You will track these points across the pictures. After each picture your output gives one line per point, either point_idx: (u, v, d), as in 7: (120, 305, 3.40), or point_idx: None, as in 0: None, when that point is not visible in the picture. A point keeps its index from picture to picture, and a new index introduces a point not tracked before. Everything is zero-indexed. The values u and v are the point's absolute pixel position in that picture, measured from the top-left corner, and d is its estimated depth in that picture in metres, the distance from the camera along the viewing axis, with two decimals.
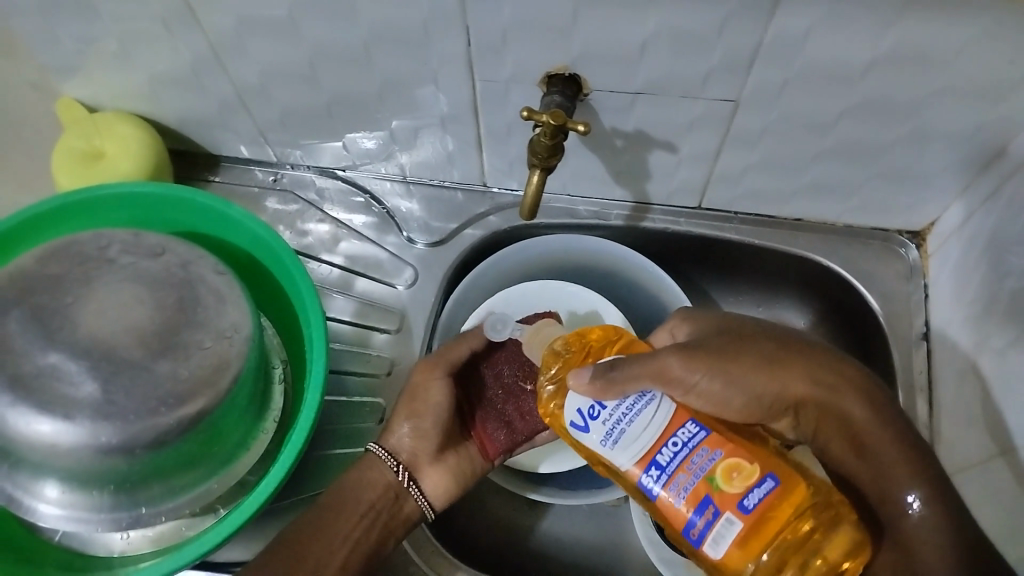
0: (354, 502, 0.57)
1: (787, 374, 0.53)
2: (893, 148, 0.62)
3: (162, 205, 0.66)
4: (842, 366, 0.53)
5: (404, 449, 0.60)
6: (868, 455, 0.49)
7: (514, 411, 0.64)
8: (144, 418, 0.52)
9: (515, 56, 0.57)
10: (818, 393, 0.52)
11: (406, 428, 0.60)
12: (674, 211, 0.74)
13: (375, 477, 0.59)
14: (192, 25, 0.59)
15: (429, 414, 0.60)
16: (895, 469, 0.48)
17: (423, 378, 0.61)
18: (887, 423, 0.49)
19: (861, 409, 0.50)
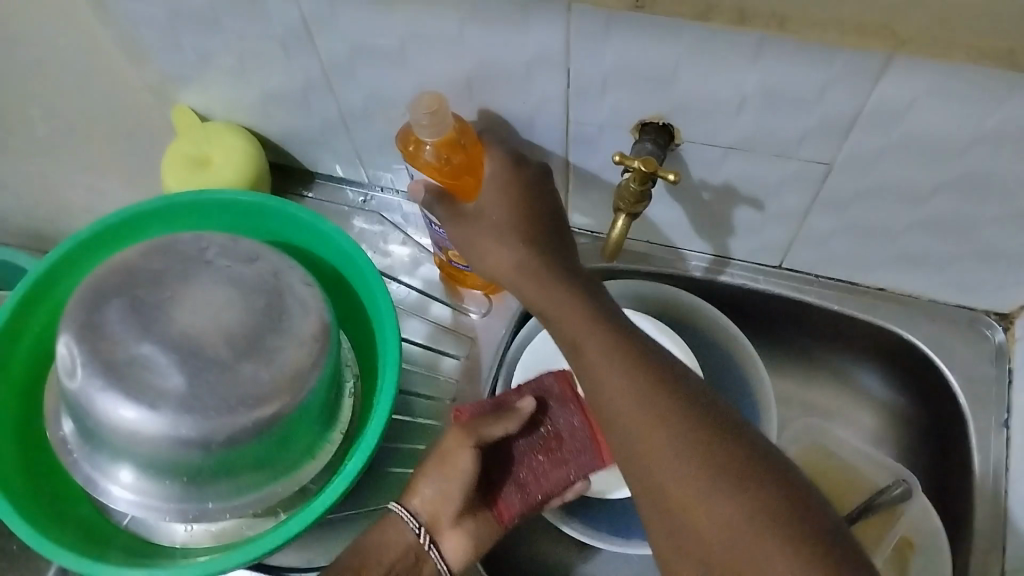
0: (374, 564, 0.57)
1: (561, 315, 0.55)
2: (987, 226, 0.60)
3: (258, 216, 0.69)
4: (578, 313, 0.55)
5: (426, 511, 0.59)
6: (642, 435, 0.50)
7: (527, 473, 0.62)
8: (223, 415, 0.54)
9: (612, 102, 0.58)
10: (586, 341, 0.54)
11: (430, 490, 0.59)
12: (753, 268, 0.74)
13: (393, 536, 0.59)
14: (308, 49, 0.62)
15: (455, 482, 0.58)
16: (638, 420, 0.50)
17: (455, 441, 0.59)
18: (640, 390, 0.51)
19: (608, 369, 0.52)
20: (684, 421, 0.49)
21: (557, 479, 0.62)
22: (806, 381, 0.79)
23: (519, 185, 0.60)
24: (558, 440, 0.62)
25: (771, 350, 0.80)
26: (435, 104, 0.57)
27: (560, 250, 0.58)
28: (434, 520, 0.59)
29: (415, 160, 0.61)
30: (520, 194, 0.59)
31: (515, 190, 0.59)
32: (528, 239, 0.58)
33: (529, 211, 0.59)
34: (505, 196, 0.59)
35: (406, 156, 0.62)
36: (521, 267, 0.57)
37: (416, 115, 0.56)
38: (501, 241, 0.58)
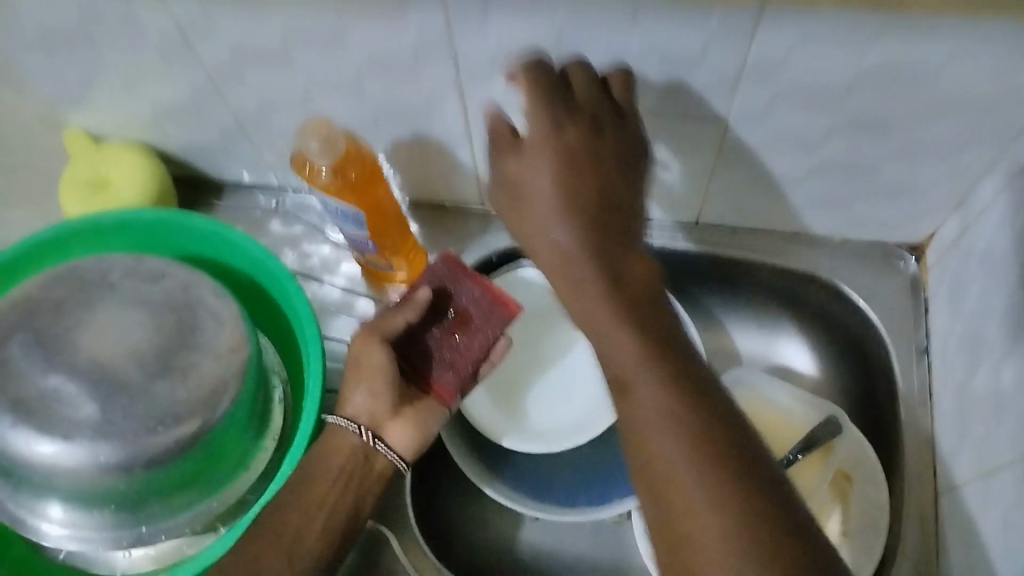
0: (323, 474, 0.56)
1: (609, 327, 0.47)
2: (882, 163, 0.62)
3: (165, 232, 0.67)
4: (624, 332, 0.47)
5: (360, 412, 0.58)
6: (665, 473, 0.43)
7: (452, 354, 0.61)
8: (142, 438, 0.53)
9: (503, 79, 0.58)
10: (632, 363, 0.46)
11: (358, 392, 0.58)
12: (671, 227, 0.75)
13: (338, 444, 0.57)
14: (188, 55, 0.61)
15: (376, 376, 0.58)
16: (668, 461, 0.43)
17: (360, 346, 0.59)
18: (672, 424, 0.44)
19: (653, 395, 0.45)
20: (717, 468, 0.42)
21: (484, 343, 0.61)
22: (735, 333, 0.80)
23: (574, 154, 0.50)
24: (467, 313, 0.61)
25: (698, 307, 0.81)
26: (324, 129, 0.58)
27: (622, 243, 0.49)
28: (372, 421, 0.58)
29: (312, 183, 0.60)
30: (578, 167, 0.49)
31: (601, 154, 0.50)
32: (588, 226, 0.49)
33: (599, 196, 0.49)
34: (570, 180, 0.49)
35: (303, 179, 0.61)
36: (567, 268, 0.49)
37: (307, 141, 0.57)
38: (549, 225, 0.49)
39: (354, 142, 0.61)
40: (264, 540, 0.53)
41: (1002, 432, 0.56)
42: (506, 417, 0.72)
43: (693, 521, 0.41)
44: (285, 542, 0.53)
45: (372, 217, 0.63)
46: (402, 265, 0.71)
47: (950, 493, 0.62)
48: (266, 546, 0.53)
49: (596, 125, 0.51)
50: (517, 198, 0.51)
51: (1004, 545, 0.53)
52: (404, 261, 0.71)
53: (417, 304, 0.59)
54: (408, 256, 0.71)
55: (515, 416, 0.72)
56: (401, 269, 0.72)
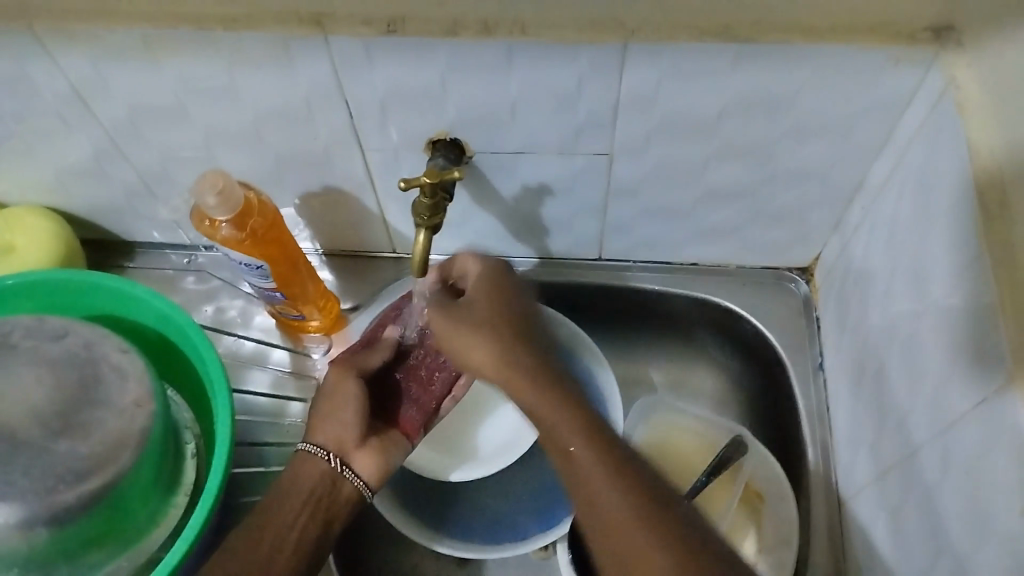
0: (293, 493, 0.56)
1: (553, 419, 0.53)
2: (761, 188, 0.65)
3: (70, 292, 0.67)
4: (566, 421, 0.53)
5: (331, 438, 0.59)
6: (592, 497, 0.50)
7: (416, 390, 0.66)
8: (43, 497, 0.52)
9: (397, 125, 0.61)
10: (572, 451, 0.52)
11: (326, 422, 0.59)
12: (577, 264, 0.77)
13: (306, 469, 0.57)
14: (88, 115, 0.62)
15: (347, 403, 0.60)
16: (622, 532, 0.48)
17: (335, 376, 0.61)
18: (621, 493, 0.49)
19: (598, 474, 0.50)
20: (630, 486, 0.49)
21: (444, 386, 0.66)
22: (649, 363, 0.83)
23: (494, 284, 0.60)
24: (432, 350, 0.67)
25: (611, 339, 0.83)
26: (221, 182, 0.58)
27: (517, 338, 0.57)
28: (338, 446, 0.59)
29: (213, 237, 0.61)
30: (490, 296, 0.59)
31: (495, 289, 0.60)
32: (508, 333, 0.56)
33: (506, 309, 0.58)
34: (483, 305, 0.58)
35: (204, 233, 0.62)
36: (506, 366, 0.55)
37: (203, 196, 0.57)
38: (468, 336, 0.56)
39: (258, 197, 0.62)
40: (238, 556, 0.52)
41: (884, 435, 0.59)
42: (453, 450, 0.72)
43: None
44: (262, 554, 0.53)
45: (277, 267, 0.65)
46: (315, 314, 0.73)
47: (850, 500, 0.64)
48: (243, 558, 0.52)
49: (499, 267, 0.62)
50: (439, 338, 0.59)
51: (893, 544, 0.56)
52: (318, 309, 0.73)
53: (382, 349, 0.65)
54: (322, 304, 0.73)
55: (462, 449, 0.72)
56: (314, 317, 0.74)
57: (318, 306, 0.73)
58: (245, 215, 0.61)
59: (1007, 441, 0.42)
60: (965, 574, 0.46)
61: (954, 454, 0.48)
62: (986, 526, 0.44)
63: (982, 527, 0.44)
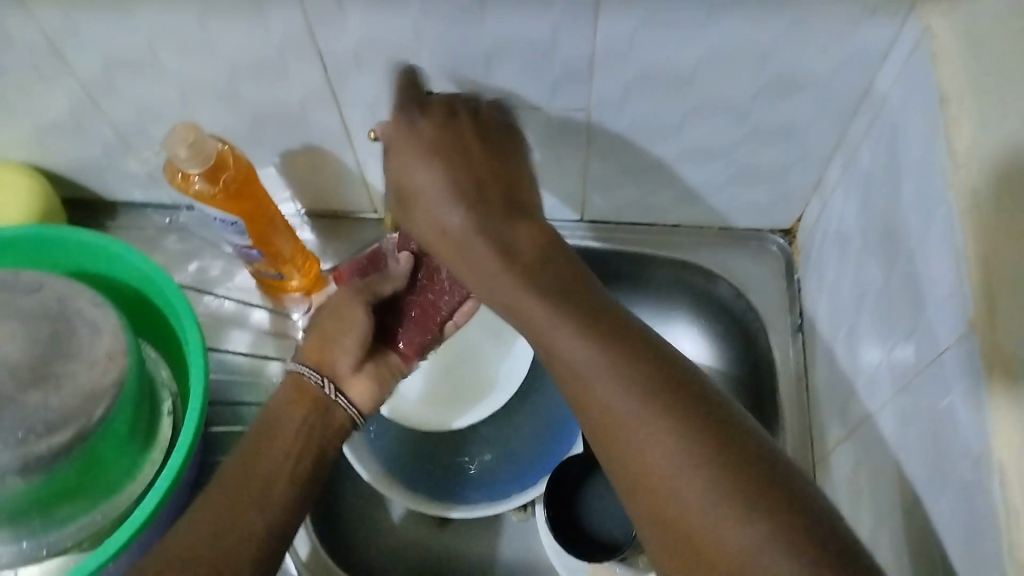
0: (282, 424, 0.55)
1: (509, 278, 0.49)
2: (741, 146, 0.65)
3: (49, 248, 0.67)
4: (532, 284, 0.48)
5: (326, 362, 0.59)
6: (581, 382, 0.45)
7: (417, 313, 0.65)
8: (13, 447, 0.52)
9: (373, 79, 0.60)
10: (543, 321, 0.47)
11: (324, 343, 0.59)
12: (559, 225, 0.77)
13: (297, 392, 0.57)
14: (61, 68, 0.62)
15: (343, 330, 0.60)
16: (601, 395, 0.44)
17: (336, 299, 0.62)
18: (596, 353, 0.45)
19: (567, 340, 0.45)
20: (645, 387, 0.43)
21: (449, 308, 0.65)
22: None
23: (451, 134, 0.52)
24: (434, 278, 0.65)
25: None
26: (192, 134, 0.57)
27: (507, 211, 0.51)
28: (330, 371, 0.59)
29: (186, 191, 0.61)
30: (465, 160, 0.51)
31: (466, 142, 0.52)
32: (462, 195, 0.50)
33: (481, 159, 0.52)
34: (427, 145, 0.51)
35: (177, 187, 0.61)
36: (462, 230, 0.50)
37: (174, 149, 0.57)
38: (442, 212, 0.50)
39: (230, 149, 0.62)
40: (228, 485, 0.51)
41: (855, 393, 0.59)
42: (451, 399, 0.75)
43: (636, 447, 0.42)
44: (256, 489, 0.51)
45: (253, 223, 0.65)
46: (295, 271, 0.73)
47: (823, 460, 0.64)
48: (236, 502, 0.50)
49: (473, 114, 0.55)
50: (403, 197, 0.53)
51: (863, 500, 0.56)
52: (298, 266, 0.73)
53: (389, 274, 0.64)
54: (302, 262, 0.73)
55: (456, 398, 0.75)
56: (295, 276, 0.73)
57: (297, 262, 0.72)
58: (218, 168, 0.61)
59: (966, 388, 0.42)
60: (927, 524, 0.46)
61: (920, 406, 0.48)
62: (947, 475, 0.44)
63: (943, 476, 0.44)
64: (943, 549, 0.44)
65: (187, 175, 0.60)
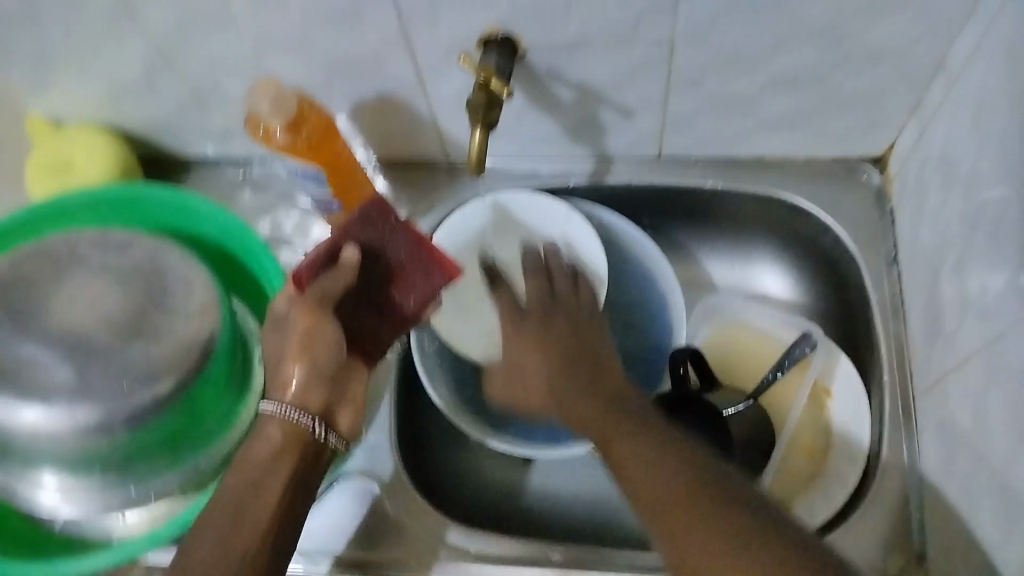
0: (266, 479, 0.51)
1: (580, 397, 0.54)
2: (834, 70, 0.62)
3: (134, 203, 0.68)
4: (601, 414, 0.53)
5: (312, 397, 0.53)
6: (628, 469, 0.49)
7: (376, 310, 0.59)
8: (120, 397, 0.53)
9: (450, 19, 0.59)
10: (607, 421, 0.52)
11: (302, 374, 0.53)
12: (636, 162, 0.75)
13: (284, 435, 0.52)
14: (134, 25, 0.61)
15: (325, 361, 0.54)
16: (643, 481, 0.48)
17: (303, 322, 0.54)
18: (647, 450, 0.49)
19: (626, 443, 0.50)
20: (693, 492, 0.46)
21: (415, 300, 0.59)
22: (710, 266, 0.81)
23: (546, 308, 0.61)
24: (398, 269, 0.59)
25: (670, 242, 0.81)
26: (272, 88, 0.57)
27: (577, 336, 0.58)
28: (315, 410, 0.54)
29: (269, 144, 0.60)
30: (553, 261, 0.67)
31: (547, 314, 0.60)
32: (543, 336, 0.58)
33: (548, 293, 0.62)
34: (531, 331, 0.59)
35: (257, 141, 0.60)
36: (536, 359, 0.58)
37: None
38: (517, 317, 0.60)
39: (310, 102, 0.61)
40: (215, 548, 0.49)
41: (961, 326, 0.56)
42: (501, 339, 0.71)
43: (682, 531, 0.45)
44: (231, 539, 0.49)
45: (334, 174, 0.64)
46: None
47: (923, 396, 0.62)
48: (209, 554, 0.48)
49: (560, 291, 0.62)
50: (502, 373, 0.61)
51: (972, 436, 0.54)
52: None
53: (346, 268, 0.55)
54: None
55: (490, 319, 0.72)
56: None
57: None
58: (299, 122, 0.60)
59: None
60: None
61: None
62: None
63: None
64: None
65: (269, 128, 0.59)
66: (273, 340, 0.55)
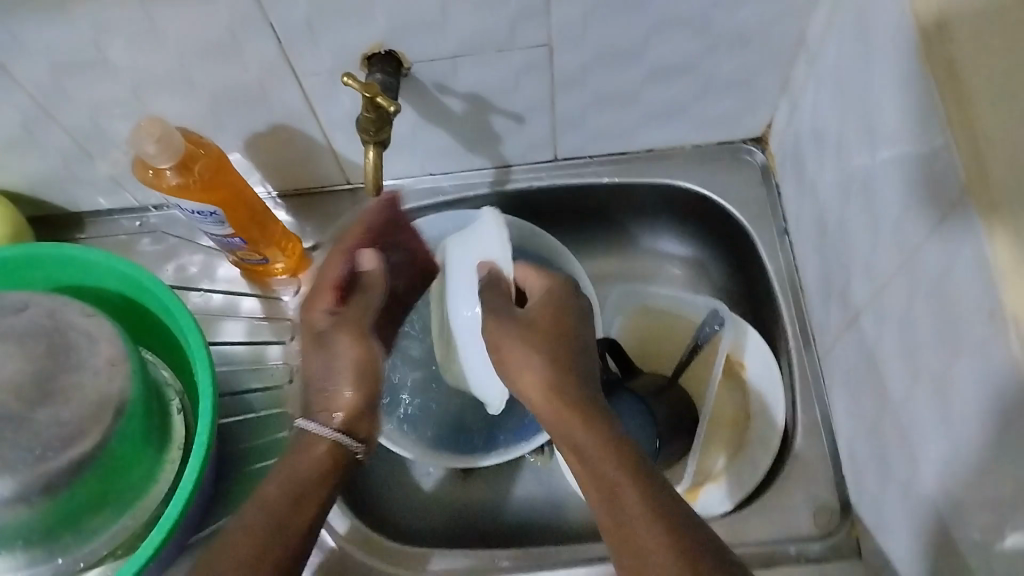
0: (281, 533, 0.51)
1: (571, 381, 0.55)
2: (704, 57, 0.65)
3: (27, 268, 0.65)
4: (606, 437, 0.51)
5: (362, 424, 0.60)
6: (617, 490, 0.48)
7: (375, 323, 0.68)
8: (32, 466, 0.51)
9: (330, 43, 0.60)
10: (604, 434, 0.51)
11: (354, 397, 0.60)
12: (533, 167, 0.77)
13: (331, 457, 0.57)
14: (6, 80, 0.60)
15: (369, 381, 0.61)
16: (625, 502, 0.48)
17: (354, 350, 0.62)
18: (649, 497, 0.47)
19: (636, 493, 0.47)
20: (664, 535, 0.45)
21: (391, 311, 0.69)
22: (617, 257, 0.83)
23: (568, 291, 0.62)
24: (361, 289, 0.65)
25: (578, 240, 0.83)
26: (157, 129, 0.56)
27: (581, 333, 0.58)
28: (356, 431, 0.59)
29: (159, 186, 0.60)
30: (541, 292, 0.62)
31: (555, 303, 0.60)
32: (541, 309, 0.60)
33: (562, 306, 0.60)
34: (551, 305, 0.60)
35: (149, 184, 0.61)
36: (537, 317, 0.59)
37: (142, 145, 0.56)
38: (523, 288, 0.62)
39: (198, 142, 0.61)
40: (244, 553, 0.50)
41: (850, 281, 0.60)
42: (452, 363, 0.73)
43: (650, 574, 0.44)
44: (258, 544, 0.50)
45: (234, 211, 0.64)
46: (280, 256, 0.72)
47: (825, 354, 0.66)
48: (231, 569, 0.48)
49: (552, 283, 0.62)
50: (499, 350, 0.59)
51: (871, 384, 0.57)
52: (283, 249, 0.72)
53: (362, 283, 0.65)
54: (285, 244, 0.72)
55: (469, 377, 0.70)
56: (280, 260, 0.73)
57: (282, 244, 0.72)
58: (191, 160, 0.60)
59: (969, 251, 0.43)
60: (941, 393, 0.47)
61: (920, 279, 0.49)
62: (956, 342, 0.45)
63: (959, 343, 0.44)
64: (959, 411, 0.45)
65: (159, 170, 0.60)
66: (320, 364, 0.61)
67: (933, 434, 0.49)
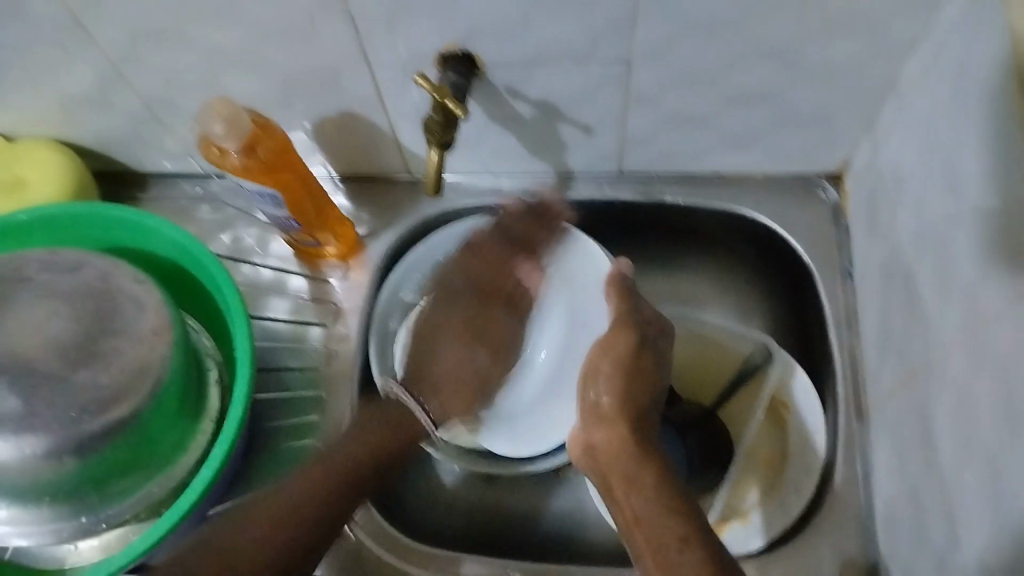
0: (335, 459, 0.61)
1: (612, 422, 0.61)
2: (788, 88, 0.62)
3: (86, 226, 0.66)
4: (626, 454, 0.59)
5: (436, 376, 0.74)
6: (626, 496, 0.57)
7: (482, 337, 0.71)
8: (67, 426, 0.52)
9: (407, 38, 0.59)
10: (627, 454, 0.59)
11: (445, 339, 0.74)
12: (597, 178, 0.75)
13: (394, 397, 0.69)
14: (87, 40, 0.60)
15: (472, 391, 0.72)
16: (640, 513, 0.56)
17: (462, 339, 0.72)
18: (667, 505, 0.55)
19: (648, 499, 0.56)
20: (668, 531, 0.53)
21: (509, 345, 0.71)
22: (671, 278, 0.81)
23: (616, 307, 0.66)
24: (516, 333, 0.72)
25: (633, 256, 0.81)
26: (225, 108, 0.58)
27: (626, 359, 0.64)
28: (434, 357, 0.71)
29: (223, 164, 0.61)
30: (600, 374, 0.63)
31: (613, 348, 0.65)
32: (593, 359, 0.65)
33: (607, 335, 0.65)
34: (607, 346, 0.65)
35: (213, 161, 0.62)
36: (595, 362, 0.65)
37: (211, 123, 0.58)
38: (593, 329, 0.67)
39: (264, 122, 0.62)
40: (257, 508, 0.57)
41: (909, 339, 0.57)
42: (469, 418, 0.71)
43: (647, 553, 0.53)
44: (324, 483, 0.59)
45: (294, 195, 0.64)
46: (334, 242, 0.72)
47: (874, 409, 0.63)
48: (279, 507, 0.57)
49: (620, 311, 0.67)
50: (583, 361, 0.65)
51: (916, 450, 0.55)
52: (339, 234, 0.72)
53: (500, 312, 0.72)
54: (342, 230, 0.72)
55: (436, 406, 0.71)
56: (335, 246, 0.73)
57: (339, 232, 0.72)
58: (255, 141, 0.60)
59: None
60: (990, 474, 0.45)
61: (984, 355, 0.46)
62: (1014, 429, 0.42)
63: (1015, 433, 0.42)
64: (1005, 498, 0.43)
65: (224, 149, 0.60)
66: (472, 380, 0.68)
67: (974, 513, 0.46)
